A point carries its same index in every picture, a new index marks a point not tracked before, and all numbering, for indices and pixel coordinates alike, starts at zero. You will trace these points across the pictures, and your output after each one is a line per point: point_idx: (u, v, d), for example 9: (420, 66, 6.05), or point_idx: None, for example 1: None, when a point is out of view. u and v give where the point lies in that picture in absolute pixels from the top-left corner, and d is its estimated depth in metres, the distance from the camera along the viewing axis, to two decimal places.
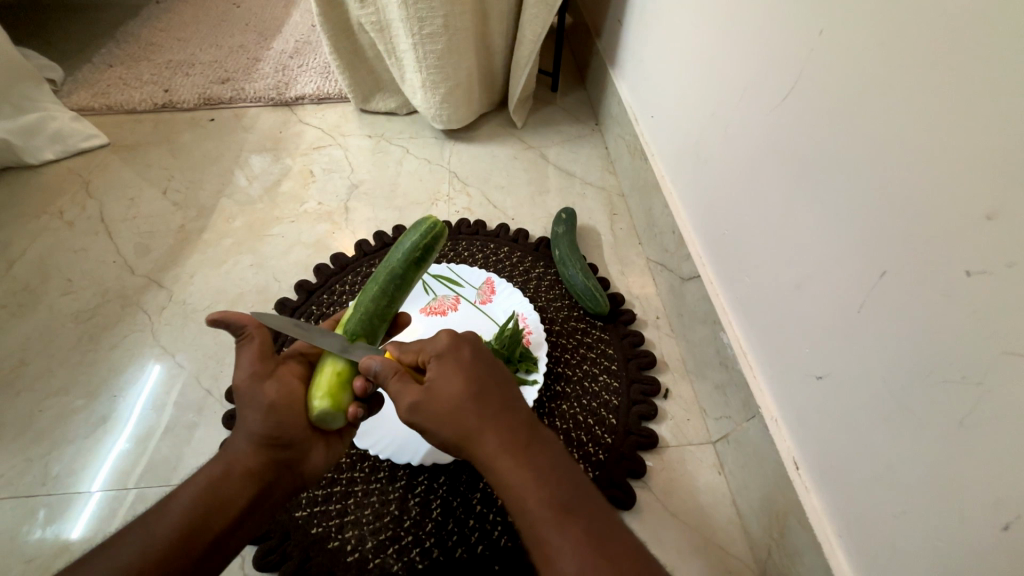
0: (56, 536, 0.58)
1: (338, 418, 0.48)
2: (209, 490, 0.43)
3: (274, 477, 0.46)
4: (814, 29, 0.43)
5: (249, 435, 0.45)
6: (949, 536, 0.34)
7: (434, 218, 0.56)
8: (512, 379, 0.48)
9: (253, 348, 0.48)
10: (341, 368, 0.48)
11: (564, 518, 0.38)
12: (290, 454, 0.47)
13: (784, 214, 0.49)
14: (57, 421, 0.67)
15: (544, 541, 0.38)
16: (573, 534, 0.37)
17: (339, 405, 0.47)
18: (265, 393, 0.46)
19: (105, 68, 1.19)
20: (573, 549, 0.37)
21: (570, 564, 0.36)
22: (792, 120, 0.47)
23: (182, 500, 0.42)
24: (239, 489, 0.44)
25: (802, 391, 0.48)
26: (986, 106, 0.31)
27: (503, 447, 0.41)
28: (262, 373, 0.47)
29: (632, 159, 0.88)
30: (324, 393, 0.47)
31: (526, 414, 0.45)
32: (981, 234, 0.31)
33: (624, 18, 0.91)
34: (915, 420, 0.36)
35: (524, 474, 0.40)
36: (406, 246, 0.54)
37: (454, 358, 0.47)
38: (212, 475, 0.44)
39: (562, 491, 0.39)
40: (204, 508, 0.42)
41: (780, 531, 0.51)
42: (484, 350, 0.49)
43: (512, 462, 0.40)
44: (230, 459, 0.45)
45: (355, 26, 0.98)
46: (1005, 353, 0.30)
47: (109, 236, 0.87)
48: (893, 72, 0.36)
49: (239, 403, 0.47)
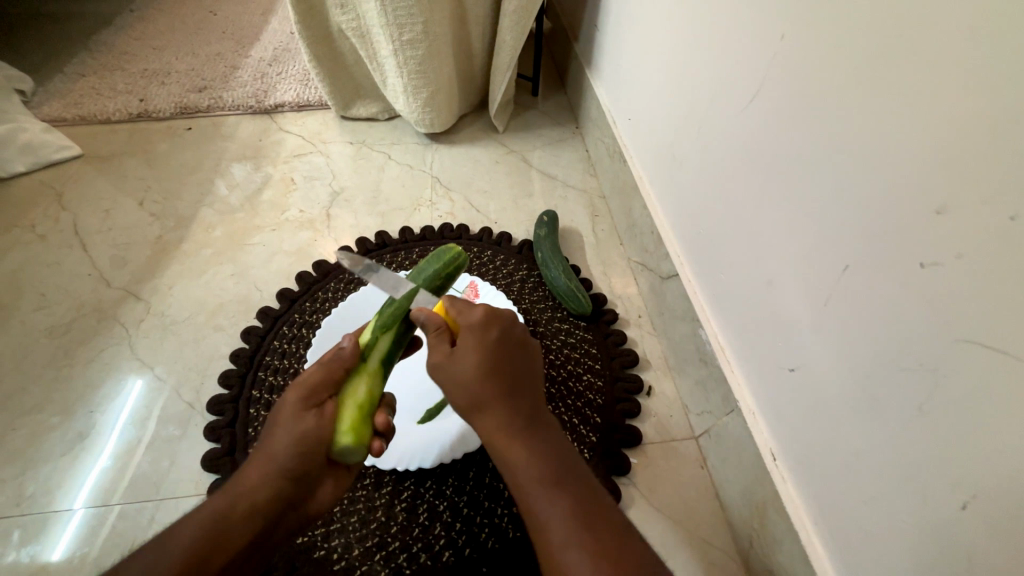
0: (33, 557, 0.57)
1: (357, 455, 0.46)
2: (216, 522, 0.42)
3: (281, 512, 0.45)
4: (777, 34, 0.45)
5: (267, 464, 0.44)
6: (917, 523, 0.35)
7: (460, 249, 0.58)
8: (534, 360, 0.48)
9: (321, 371, 0.47)
10: (361, 400, 0.47)
11: (554, 496, 0.40)
12: (304, 488, 0.46)
13: (755, 211, 0.50)
14: (33, 439, 0.66)
15: (535, 513, 0.40)
16: (562, 510, 0.39)
17: (362, 440, 0.46)
18: (303, 422, 0.45)
19: (78, 78, 1.17)
20: (561, 526, 0.38)
21: (557, 535, 0.38)
22: (760, 120, 0.48)
23: (186, 529, 0.42)
24: (242, 528, 0.43)
25: (777, 383, 0.49)
26: (938, 106, 0.32)
27: (507, 424, 0.42)
28: (307, 403, 0.46)
29: (611, 161, 0.90)
30: (348, 428, 0.45)
31: (533, 397, 0.45)
32: (932, 228, 0.33)
33: (599, 23, 0.92)
34: (880, 408, 0.37)
35: (524, 455, 0.41)
36: (428, 273, 0.56)
37: (480, 334, 0.45)
38: (220, 506, 0.43)
39: (558, 470, 0.41)
40: (208, 540, 0.42)
41: (761, 521, 0.52)
42: (512, 325, 0.48)
43: (513, 441, 0.42)
44: (239, 491, 0.44)
45: (335, 33, 0.98)
46: (959, 339, 0.32)
47: (83, 249, 0.85)
48: (849, 77, 0.38)
49: (270, 427, 0.46)
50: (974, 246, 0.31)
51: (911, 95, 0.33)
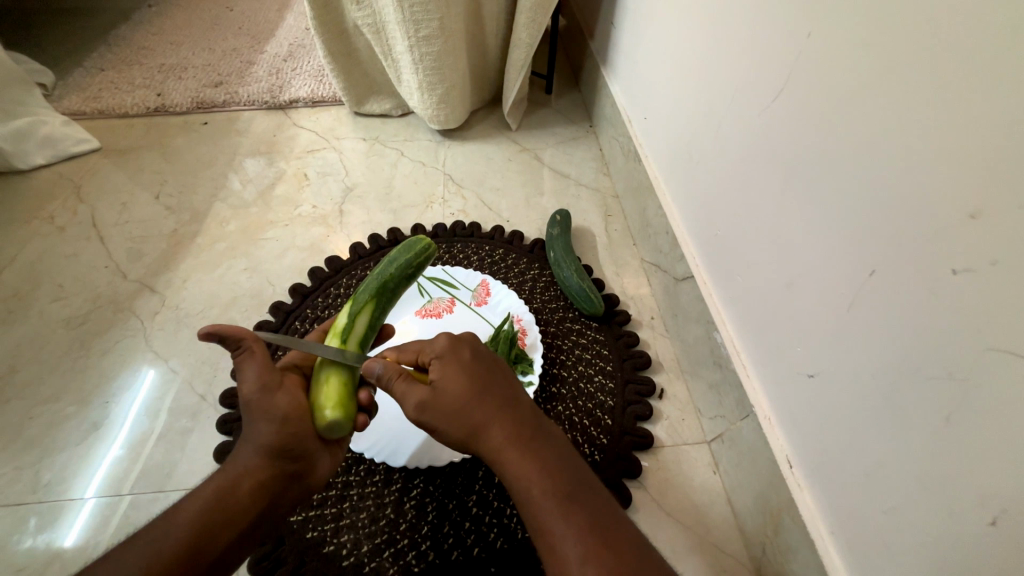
0: (48, 544, 0.58)
1: (347, 428, 0.47)
2: (213, 506, 0.42)
3: (281, 488, 0.45)
4: (802, 32, 0.44)
5: (259, 445, 0.44)
6: (942, 538, 0.34)
7: (429, 241, 0.60)
8: (513, 377, 0.47)
9: (257, 363, 0.46)
10: (344, 378, 0.48)
11: (568, 509, 0.39)
12: (296, 467, 0.45)
13: (776, 214, 0.49)
14: (49, 428, 0.67)
15: (547, 531, 0.38)
16: (575, 521, 0.38)
17: (351, 413, 0.47)
18: (279, 403, 0.45)
19: (97, 72, 1.18)
20: (575, 537, 0.37)
21: (572, 550, 0.37)
22: (783, 122, 0.47)
23: (191, 507, 0.41)
24: (248, 502, 0.43)
25: (795, 389, 0.48)
26: (975, 107, 0.31)
27: (510, 444, 0.42)
28: (270, 384, 0.45)
29: (626, 160, 0.89)
30: (334, 404, 0.46)
31: (527, 412, 0.44)
32: (966, 232, 0.32)
33: (616, 21, 0.91)
34: (905, 418, 0.36)
35: (530, 471, 0.40)
36: (399, 261, 0.57)
37: (459, 357, 0.46)
38: (224, 485, 0.43)
39: (569, 481, 0.40)
40: (209, 520, 0.41)
41: (775, 529, 0.51)
42: (485, 349, 0.48)
43: (520, 460, 0.41)
44: (239, 470, 0.43)
45: (350, 28, 0.98)
46: (991, 349, 0.31)
47: (101, 242, 0.86)
48: (879, 77, 0.37)
49: (247, 413, 0.45)
50: (1007, 255, 0.30)
51: (944, 97, 0.32)
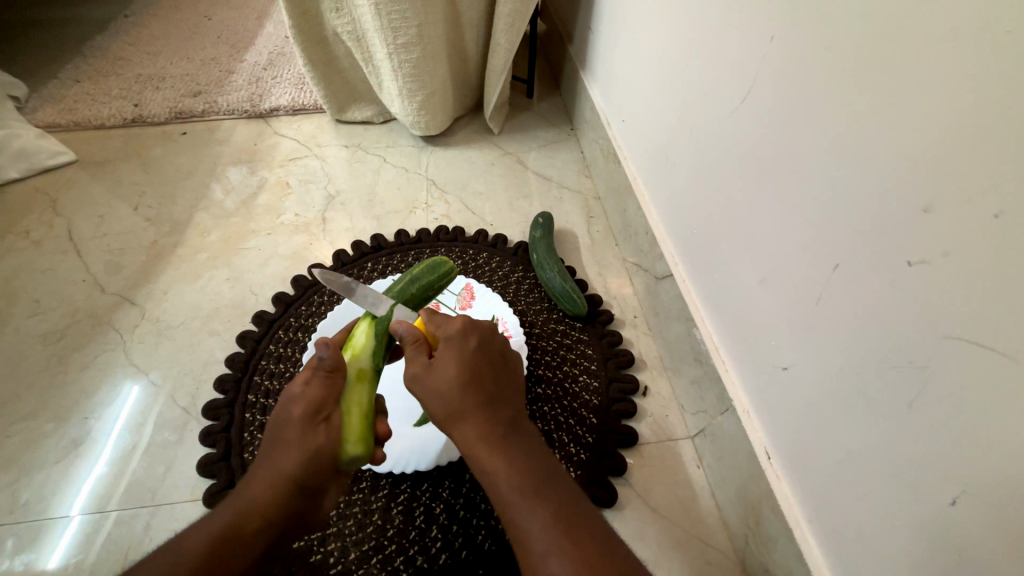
0: (27, 564, 0.57)
1: (363, 461, 0.47)
2: (224, 537, 0.40)
3: (287, 525, 0.43)
4: (765, 37, 0.45)
5: (276, 476, 0.43)
6: (911, 520, 0.35)
7: (449, 264, 0.62)
8: (509, 372, 0.48)
9: (315, 386, 0.47)
10: (365, 409, 0.49)
11: (536, 503, 0.39)
12: (309, 503, 0.44)
13: (748, 213, 0.50)
14: (27, 446, 0.65)
15: (513, 521, 0.39)
16: (544, 516, 0.39)
17: (368, 449, 0.47)
18: (315, 437, 0.45)
19: (72, 83, 1.17)
20: (540, 533, 0.38)
21: (537, 543, 0.38)
22: (751, 121, 0.48)
23: (195, 540, 0.40)
24: (253, 540, 0.41)
25: (770, 382, 0.49)
26: (920, 104, 0.32)
27: (483, 438, 0.42)
28: (315, 415, 0.46)
29: (606, 162, 0.90)
30: (356, 437, 0.46)
31: (510, 411, 0.44)
32: (918, 226, 0.33)
33: (593, 26, 0.93)
34: (871, 405, 0.38)
35: (500, 465, 0.41)
36: (420, 283, 0.59)
37: (459, 346, 0.46)
38: (233, 518, 0.41)
39: (541, 480, 0.41)
40: (216, 555, 0.39)
41: (756, 520, 0.52)
42: (491, 338, 0.48)
43: (491, 454, 0.41)
44: (250, 505, 0.42)
45: (330, 37, 0.98)
46: (945, 336, 0.32)
47: (77, 256, 0.85)
48: (836, 80, 0.38)
49: (280, 436, 0.45)
50: (959, 244, 0.31)
51: (895, 97, 0.34)
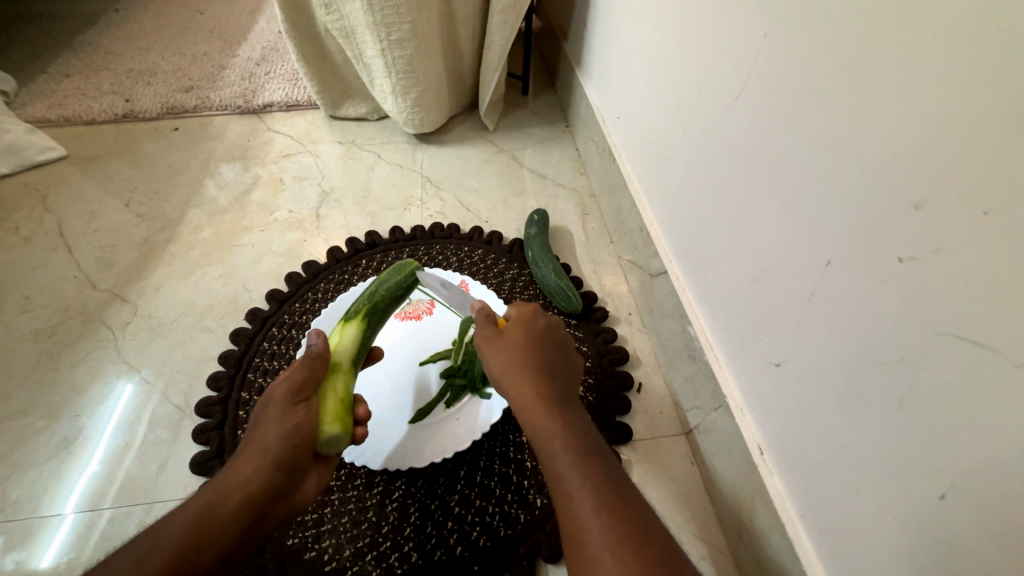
0: (18, 563, 0.56)
1: (343, 442, 0.49)
2: (203, 514, 0.40)
3: (269, 504, 0.43)
4: (759, 33, 0.45)
5: (258, 454, 0.43)
6: (902, 512, 0.36)
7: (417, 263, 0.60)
8: (570, 354, 0.50)
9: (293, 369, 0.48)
10: (342, 395, 0.49)
11: (584, 463, 0.39)
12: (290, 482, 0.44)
13: (743, 208, 0.50)
14: (18, 445, 0.65)
15: (559, 476, 0.40)
16: (588, 474, 0.39)
17: (347, 430, 0.48)
18: (293, 416, 0.45)
19: (61, 78, 1.15)
20: (585, 485, 0.38)
21: (581, 496, 0.38)
22: (745, 118, 0.48)
23: (176, 521, 0.40)
24: (231, 521, 0.41)
25: (763, 378, 0.49)
26: (911, 102, 0.33)
27: (540, 398, 0.43)
28: (294, 396, 0.46)
29: (601, 159, 0.90)
30: (333, 418, 0.47)
31: (565, 383, 0.46)
32: (909, 222, 0.33)
33: (588, 23, 0.93)
34: (863, 399, 0.38)
35: (555, 424, 0.42)
36: (388, 283, 0.58)
37: (528, 322, 0.49)
38: (211, 497, 0.41)
39: (591, 443, 0.41)
40: (198, 533, 0.40)
41: (749, 514, 0.52)
42: (557, 322, 0.51)
43: (546, 414, 0.42)
44: (229, 484, 0.42)
45: (323, 32, 0.97)
46: (936, 332, 0.33)
47: (68, 252, 0.84)
48: (829, 77, 0.38)
49: (259, 415, 0.45)
50: (949, 241, 0.31)
51: (888, 94, 0.34)
